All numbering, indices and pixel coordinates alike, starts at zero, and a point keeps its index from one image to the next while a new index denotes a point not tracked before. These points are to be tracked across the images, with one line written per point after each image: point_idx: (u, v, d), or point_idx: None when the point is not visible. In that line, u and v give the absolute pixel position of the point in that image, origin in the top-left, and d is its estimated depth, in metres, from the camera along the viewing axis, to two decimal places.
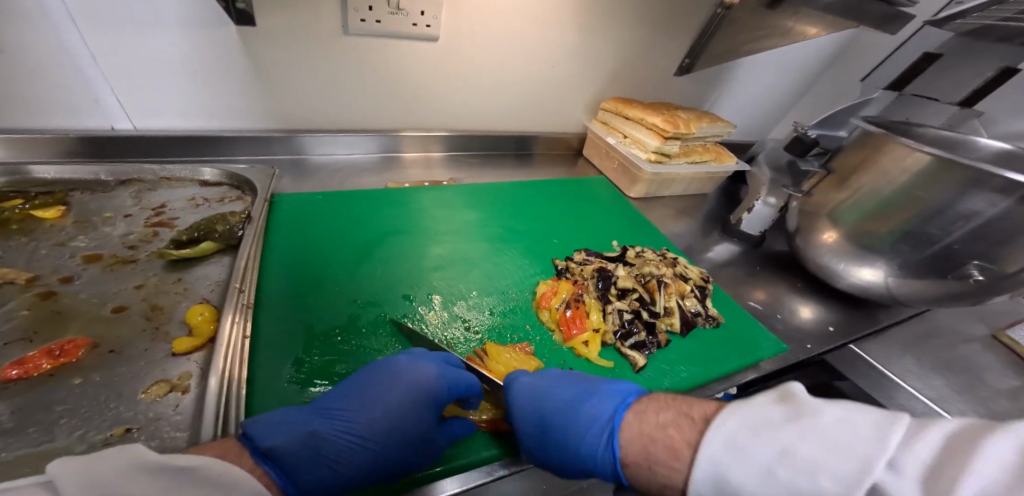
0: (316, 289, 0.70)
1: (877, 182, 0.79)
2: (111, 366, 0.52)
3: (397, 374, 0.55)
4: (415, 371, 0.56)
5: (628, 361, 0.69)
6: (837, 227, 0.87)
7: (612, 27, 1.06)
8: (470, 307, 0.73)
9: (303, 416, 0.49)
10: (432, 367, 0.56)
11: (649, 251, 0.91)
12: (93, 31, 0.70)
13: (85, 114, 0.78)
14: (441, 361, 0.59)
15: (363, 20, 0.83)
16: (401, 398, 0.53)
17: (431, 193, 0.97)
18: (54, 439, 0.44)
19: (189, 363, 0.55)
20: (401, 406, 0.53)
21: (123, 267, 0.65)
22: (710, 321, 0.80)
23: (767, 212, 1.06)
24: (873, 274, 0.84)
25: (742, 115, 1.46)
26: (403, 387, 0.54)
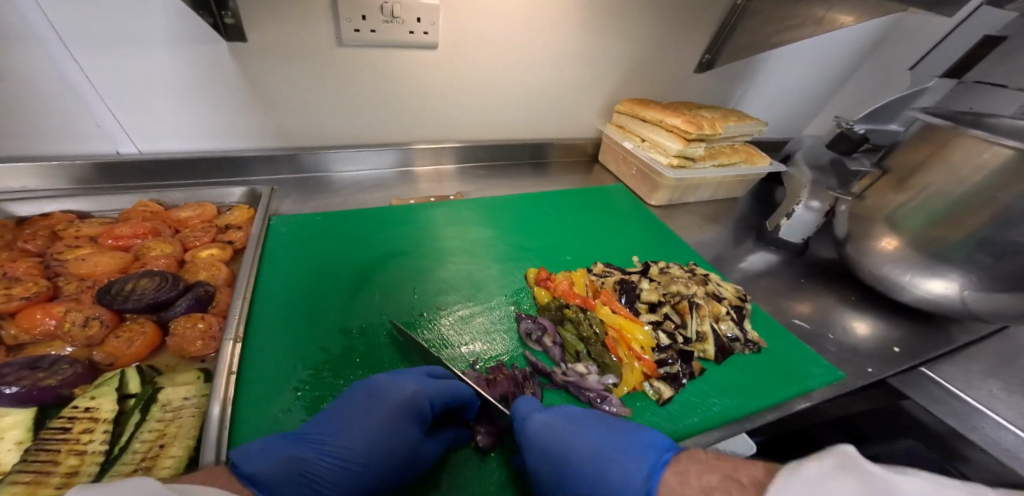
0: (309, 313, 0.61)
1: (946, 182, 0.69)
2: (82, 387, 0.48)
3: (381, 392, 0.50)
4: (399, 390, 0.50)
5: (651, 395, 0.57)
6: (898, 233, 0.76)
7: (626, 25, 0.99)
8: (483, 331, 0.63)
9: (283, 440, 0.43)
10: (413, 383, 0.51)
11: (675, 266, 0.77)
12: (83, 51, 0.67)
13: (90, 140, 0.77)
14: (424, 375, 0.53)
15: (357, 30, 0.79)
16: (388, 413, 0.48)
17: (440, 208, 0.88)
18: (36, 449, 0.42)
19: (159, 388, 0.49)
20: (386, 424, 0.48)
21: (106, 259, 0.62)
22: (749, 348, 0.66)
23: (810, 217, 0.95)
24: (946, 287, 0.72)
25: (770, 112, 1.35)
26: (388, 408, 0.48)
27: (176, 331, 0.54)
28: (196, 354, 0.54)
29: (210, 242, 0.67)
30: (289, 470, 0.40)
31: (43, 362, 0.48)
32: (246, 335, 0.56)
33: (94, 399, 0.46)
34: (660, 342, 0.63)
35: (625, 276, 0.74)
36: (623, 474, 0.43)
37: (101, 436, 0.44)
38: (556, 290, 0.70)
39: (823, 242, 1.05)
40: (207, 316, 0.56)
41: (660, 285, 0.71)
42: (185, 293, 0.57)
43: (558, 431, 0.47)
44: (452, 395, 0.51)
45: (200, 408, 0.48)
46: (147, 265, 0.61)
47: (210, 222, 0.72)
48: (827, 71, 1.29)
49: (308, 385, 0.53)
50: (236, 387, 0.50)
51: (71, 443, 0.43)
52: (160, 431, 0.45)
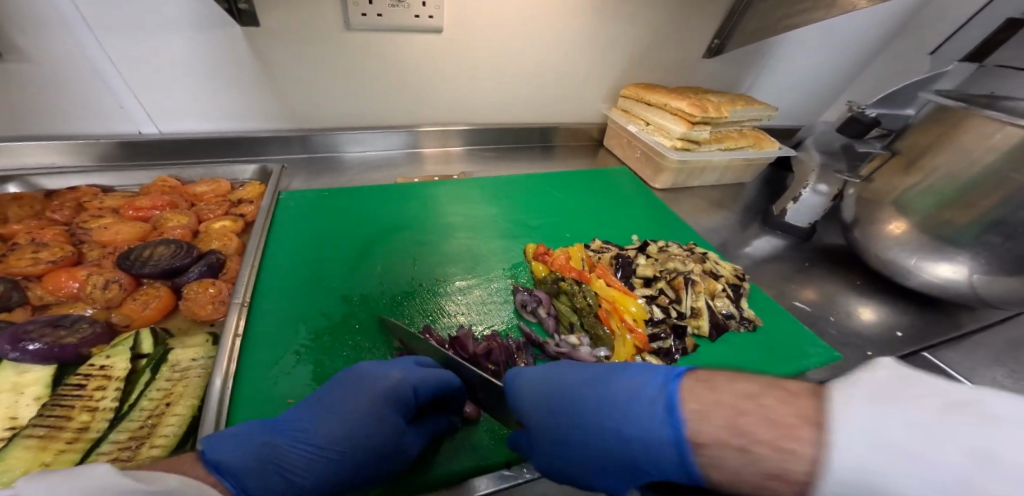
0: (312, 282, 0.64)
1: (956, 164, 0.67)
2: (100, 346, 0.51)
3: (363, 379, 0.47)
4: (382, 380, 0.47)
5: None
6: (906, 216, 0.75)
7: (632, 10, 0.98)
8: (479, 302, 0.65)
9: (259, 427, 0.41)
10: (397, 370, 0.48)
11: (674, 245, 0.78)
12: (106, 34, 0.71)
13: (114, 120, 0.80)
14: (411, 364, 0.50)
15: (364, 14, 0.80)
16: (365, 400, 0.45)
17: (444, 187, 0.89)
18: (52, 404, 0.45)
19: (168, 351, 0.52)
20: (369, 413, 0.45)
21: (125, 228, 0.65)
22: (745, 325, 0.66)
23: (817, 201, 0.93)
24: (953, 271, 0.70)
25: (782, 98, 1.33)
26: (368, 398, 0.45)
27: (186, 296, 0.57)
28: (205, 317, 0.57)
29: (222, 215, 0.70)
30: (258, 458, 0.38)
31: (65, 320, 0.51)
32: (252, 300, 0.59)
33: (110, 358, 0.50)
34: (654, 316, 0.63)
35: (622, 252, 0.74)
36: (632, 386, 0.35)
37: (112, 394, 0.47)
38: (552, 263, 0.71)
39: (832, 228, 1.03)
40: (216, 283, 0.59)
41: (657, 262, 0.72)
42: (196, 260, 0.60)
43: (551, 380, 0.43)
44: (436, 383, 0.49)
45: (205, 369, 0.51)
46: (164, 234, 0.65)
47: (223, 197, 0.75)
48: (843, 56, 1.26)
49: (309, 349, 0.55)
50: (240, 350, 0.53)
51: (85, 400, 0.46)
52: (166, 391, 0.48)
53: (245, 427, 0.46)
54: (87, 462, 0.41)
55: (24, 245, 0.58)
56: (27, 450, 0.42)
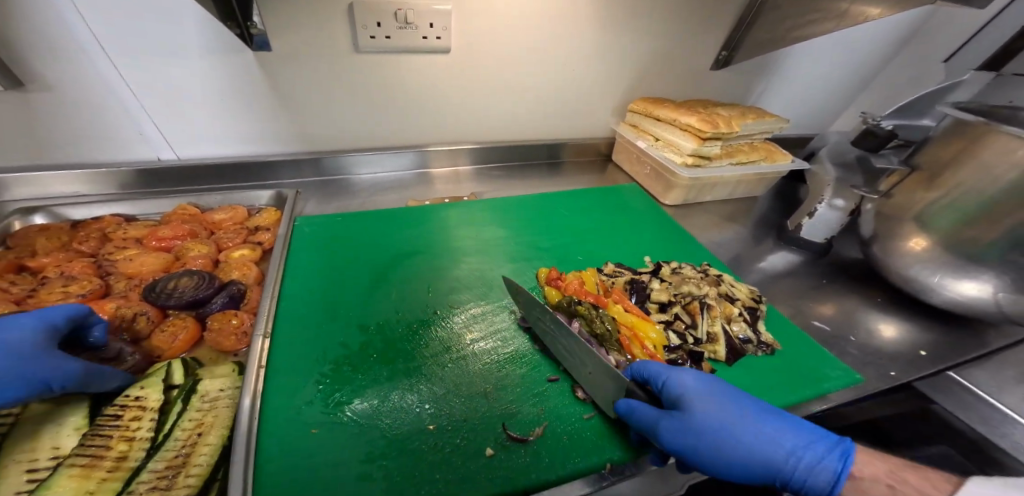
0: (329, 311, 0.65)
1: (977, 180, 0.66)
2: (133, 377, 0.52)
3: None
4: None
5: None
6: (927, 233, 0.73)
7: (638, 27, 0.99)
8: (495, 329, 0.66)
9: None
10: None
11: (687, 266, 0.77)
12: (128, 65, 0.73)
13: (136, 147, 0.83)
14: None
15: (373, 37, 0.82)
16: None
17: (455, 209, 0.90)
18: (92, 435, 0.46)
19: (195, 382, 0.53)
20: None
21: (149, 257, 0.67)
22: (763, 349, 0.65)
23: (833, 216, 0.92)
24: (979, 289, 0.69)
25: (792, 108, 1.32)
26: None
27: (211, 327, 0.58)
28: (230, 348, 0.58)
29: (242, 243, 0.72)
30: None
31: (109, 352, 0.54)
32: (273, 331, 0.60)
33: (144, 389, 0.50)
34: (670, 342, 0.63)
35: (635, 276, 0.74)
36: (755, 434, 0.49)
37: (148, 424, 0.48)
38: (567, 286, 0.71)
39: (849, 242, 1.01)
40: (237, 314, 0.60)
41: (672, 285, 0.72)
42: (219, 291, 0.62)
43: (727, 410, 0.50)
44: None
45: (234, 399, 0.52)
46: (187, 264, 0.66)
47: (241, 224, 0.76)
48: (853, 65, 1.25)
49: (329, 379, 0.56)
50: (264, 380, 0.54)
51: (123, 429, 0.47)
52: (198, 420, 0.49)
53: (271, 459, 0.47)
54: (128, 491, 0.42)
55: (55, 278, 0.60)
56: (71, 479, 0.42)
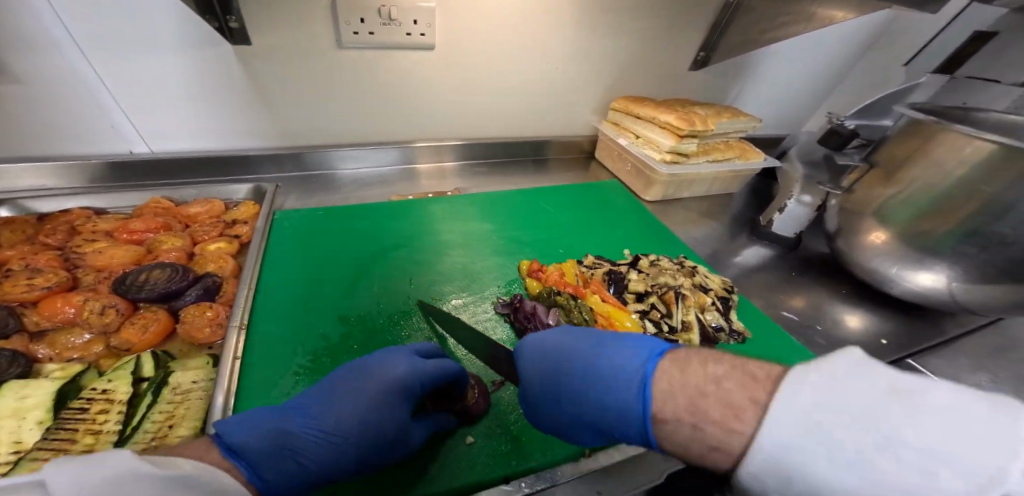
0: (309, 304, 0.64)
1: (931, 177, 0.70)
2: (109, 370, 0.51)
3: None
4: None
5: None
6: (886, 227, 0.77)
7: (618, 27, 1.01)
8: (476, 321, 0.66)
9: None
10: None
11: (664, 259, 0.80)
12: (98, 56, 0.71)
13: (107, 140, 0.81)
14: None
15: (356, 32, 0.82)
16: None
17: (438, 204, 0.91)
18: (57, 428, 0.45)
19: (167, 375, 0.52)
20: None
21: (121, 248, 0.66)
22: (735, 338, 0.68)
23: (802, 211, 0.96)
24: (934, 279, 0.74)
25: (766, 109, 1.36)
26: None
27: (184, 320, 0.57)
28: (204, 341, 0.57)
29: (218, 237, 0.71)
30: None
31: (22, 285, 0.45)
32: (249, 322, 0.59)
33: (111, 382, 0.50)
34: (647, 331, 0.65)
35: (614, 268, 0.76)
36: (615, 364, 0.43)
37: (115, 417, 0.47)
38: (548, 277, 0.72)
39: (818, 237, 1.06)
40: (211, 307, 0.59)
41: (649, 277, 0.74)
42: (194, 283, 0.61)
43: (557, 348, 0.50)
44: None
45: (207, 391, 0.51)
46: (159, 257, 0.65)
47: (218, 218, 0.75)
48: (822, 68, 1.30)
49: (308, 371, 0.55)
50: (239, 372, 0.53)
51: (89, 423, 0.46)
52: (168, 413, 0.48)
53: None
54: None
55: (18, 271, 0.58)
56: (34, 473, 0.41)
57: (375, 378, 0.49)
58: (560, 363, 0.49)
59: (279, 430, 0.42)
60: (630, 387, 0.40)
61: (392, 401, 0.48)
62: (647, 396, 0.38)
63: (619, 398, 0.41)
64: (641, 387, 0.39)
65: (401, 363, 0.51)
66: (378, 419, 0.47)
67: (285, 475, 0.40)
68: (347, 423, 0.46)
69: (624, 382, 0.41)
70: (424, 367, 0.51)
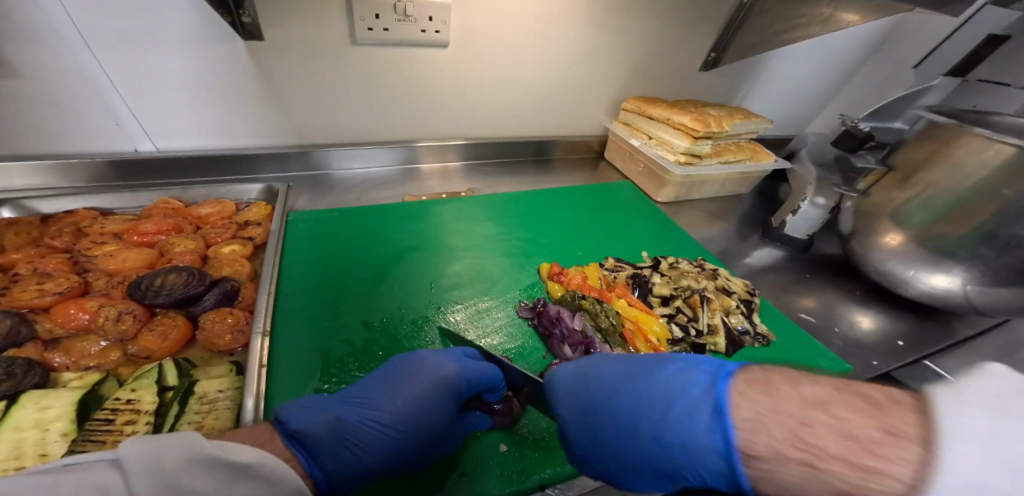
0: (330, 310, 0.63)
1: (951, 179, 0.70)
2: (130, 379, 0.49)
3: None
4: None
5: None
6: (902, 229, 0.78)
7: (633, 26, 1.00)
8: (499, 326, 0.66)
9: None
10: None
11: (684, 262, 0.81)
12: (105, 51, 0.68)
13: (111, 138, 0.78)
14: None
15: (371, 29, 0.79)
16: None
17: (451, 205, 0.90)
18: (85, 440, 0.44)
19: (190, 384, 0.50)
20: None
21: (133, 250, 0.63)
22: (759, 341, 0.68)
23: (815, 213, 0.96)
24: (949, 282, 0.74)
25: (773, 110, 1.36)
26: None
27: (203, 326, 0.55)
28: (225, 347, 0.55)
29: (230, 239, 0.68)
30: None
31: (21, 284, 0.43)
32: (272, 329, 0.58)
33: (135, 391, 0.48)
34: (674, 335, 0.65)
35: (637, 271, 0.77)
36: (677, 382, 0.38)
37: (143, 427, 0.46)
38: (570, 280, 0.72)
39: (828, 239, 1.06)
40: (232, 314, 0.58)
41: (672, 279, 0.74)
42: (212, 288, 0.59)
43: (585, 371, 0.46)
44: None
45: (234, 400, 0.49)
46: (172, 260, 0.63)
47: (229, 219, 0.73)
48: (830, 69, 1.30)
49: (333, 379, 0.54)
50: (265, 380, 0.51)
51: (115, 434, 0.45)
52: (198, 424, 0.47)
53: None
54: None
55: (28, 275, 0.56)
56: None
57: (426, 375, 0.51)
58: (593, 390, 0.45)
59: (336, 421, 0.45)
60: (699, 416, 0.34)
61: (442, 398, 0.50)
62: (726, 426, 0.31)
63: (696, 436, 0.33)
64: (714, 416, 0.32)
65: (448, 362, 0.52)
66: (429, 416, 0.49)
67: (342, 464, 0.44)
68: (398, 418, 0.48)
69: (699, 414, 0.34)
70: (474, 367, 0.53)
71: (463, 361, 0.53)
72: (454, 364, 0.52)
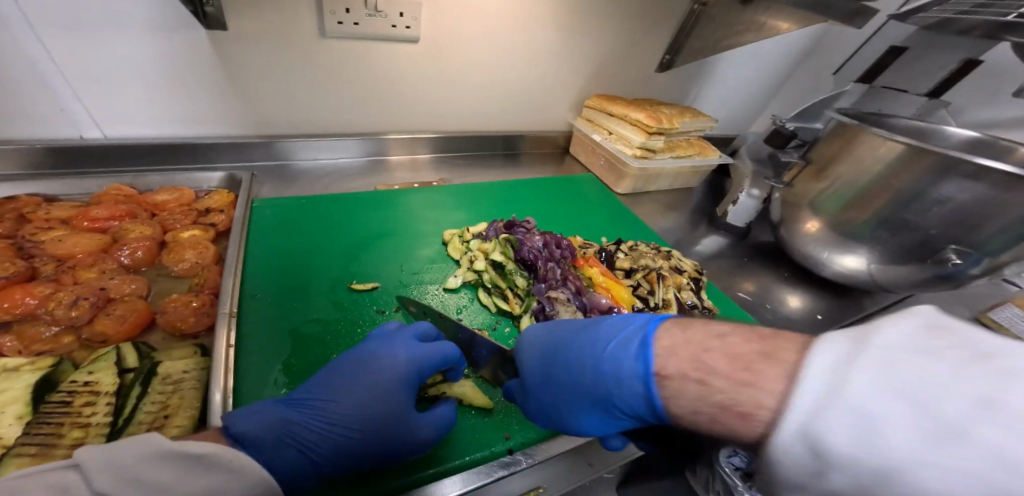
0: (299, 293, 0.65)
1: (854, 171, 0.80)
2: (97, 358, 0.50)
3: None
4: None
5: None
6: (819, 216, 0.88)
7: (592, 28, 1.06)
8: (465, 304, 0.71)
9: None
10: None
11: (642, 244, 0.89)
12: (55, 38, 0.66)
13: (54, 125, 0.75)
14: None
15: (341, 22, 0.81)
16: None
17: (419, 194, 0.93)
18: (38, 423, 0.44)
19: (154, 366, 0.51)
20: None
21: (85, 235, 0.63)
22: (706, 313, 0.77)
23: (751, 204, 1.07)
24: (856, 262, 0.86)
25: (721, 111, 1.48)
26: None
27: (164, 310, 0.56)
28: (188, 331, 0.56)
29: (191, 224, 0.69)
30: None
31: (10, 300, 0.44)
32: (238, 311, 0.59)
33: (93, 373, 0.49)
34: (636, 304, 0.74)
35: (603, 248, 0.85)
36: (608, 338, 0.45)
37: (104, 408, 0.47)
38: (566, 271, 0.76)
39: (765, 228, 1.17)
40: (197, 300, 0.58)
41: (632, 258, 0.83)
42: (196, 283, 0.62)
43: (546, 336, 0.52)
44: None
45: (200, 381, 0.51)
46: (127, 246, 0.62)
47: (189, 206, 0.73)
48: (769, 75, 1.43)
49: (302, 355, 0.57)
50: (234, 360, 0.53)
51: (74, 416, 0.46)
52: (162, 404, 0.48)
53: None
54: None
55: None
56: (22, 468, 0.41)
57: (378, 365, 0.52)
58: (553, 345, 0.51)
59: (280, 420, 0.44)
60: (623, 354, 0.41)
61: (395, 391, 0.51)
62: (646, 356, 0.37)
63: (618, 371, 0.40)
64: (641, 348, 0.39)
65: (401, 350, 0.53)
66: (382, 406, 0.49)
67: (285, 461, 0.44)
68: (346, 415, 0.48)
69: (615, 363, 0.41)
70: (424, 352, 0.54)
71: (415, 351, 0.54)
72: (409, 356, 0.53)
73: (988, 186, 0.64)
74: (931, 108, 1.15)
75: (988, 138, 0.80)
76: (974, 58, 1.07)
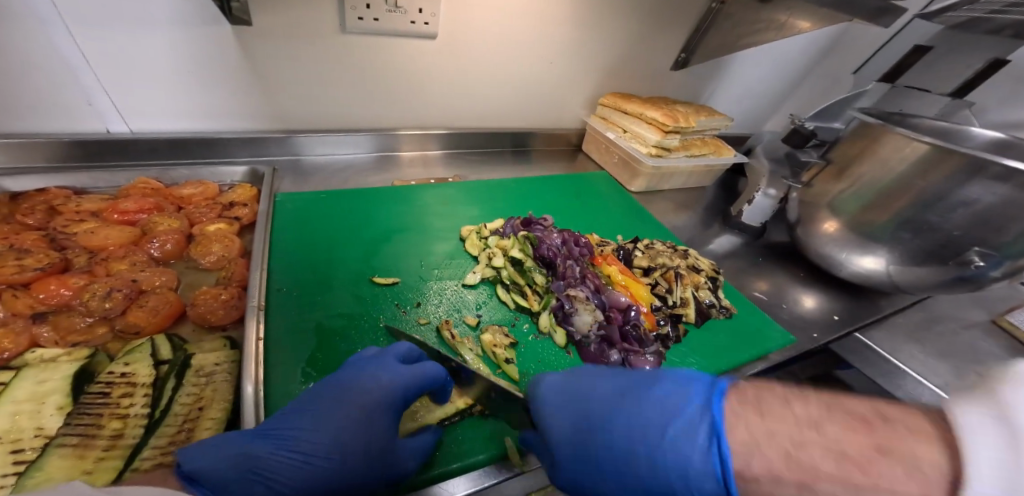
0: (323, 286, 0.66)
1: (875, 172, 0.79)
2: (133, 349, 0.52)
3: None
4: None
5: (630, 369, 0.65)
6: (837, 216, 0.88)
7: (609, 25, 1.06)
8: (484, 300, 0.72)
9: None
10: None
11: (659, 242, 0.89)
12: (84, 34, 0.68)
13: (81, 119, 0.76)
14: None
15: (361, 18, 0.82)
16: None
17: (434, 190, 0.94)
18: (79, 413, 0.45)
19: (186, 358, 0.52)
20: None
21: (114, 227, 0.64)
22: (723, 312, 0.78)
23: (766, 204, 1.06)
24: (875, 263, 0.85)
25: (736, 109, 1.47)
26: None
27: (195, 302, 0.57)
28: (217, 323, 0.57)
29: (217, 218, 0.70)
30: None
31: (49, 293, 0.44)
32: (266, 304, 0.60)
33: (128, 365, 0.50)
34: (654, 303, 0.75)
35: (620, 246, 0.86)
36: (671, 405, 0.40)
37: (141, 399, 0.48)
38: (584, 269, 0.76)
39: (779, 227, 1.17)
40: (226, 294, 0.59)
41: (649, 256, 0.84)
42: (224, 275, 0.63)
43: (581, 391, 0.47)
44: None
45: (231, 373, 0.52)
46: (156, 239, 0.64)
47: (214, 200, 0.74)
48: (786, 72, 1.41)
49: (327, 349, 0.58)
50: (264, 353, 0.54)
51: (112, 407, 0.46)
52: (196, 396, 0.49)
53: None
54: (129, 470, 0.41)
55: (4, 251, 0.55)
56: (65, 459, 0.41)
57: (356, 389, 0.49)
58: (588, 399, 0.46)
59: (244, 455, 0.42)
60: (698, 440, 0.36)
61: (376, 414, 0.49)
62: (721, 452, 0.34)
63: (690, 455, 0.36)
64: (713, 437, 0.35)
65: (385, 372, 0.51)
66: (366, 433, 0.48)
67: None
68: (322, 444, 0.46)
69: (694, 436, 0.37)
70: (411, 374, 0.52)
71: (401, 373, 0.52)
72: (395, 378, 0.51)
73: (1015, 187, 0.64)
74: (953, 108, 1.15)
75: (1014, 140, 0.79)
76: (1000, 58, 1.06)
